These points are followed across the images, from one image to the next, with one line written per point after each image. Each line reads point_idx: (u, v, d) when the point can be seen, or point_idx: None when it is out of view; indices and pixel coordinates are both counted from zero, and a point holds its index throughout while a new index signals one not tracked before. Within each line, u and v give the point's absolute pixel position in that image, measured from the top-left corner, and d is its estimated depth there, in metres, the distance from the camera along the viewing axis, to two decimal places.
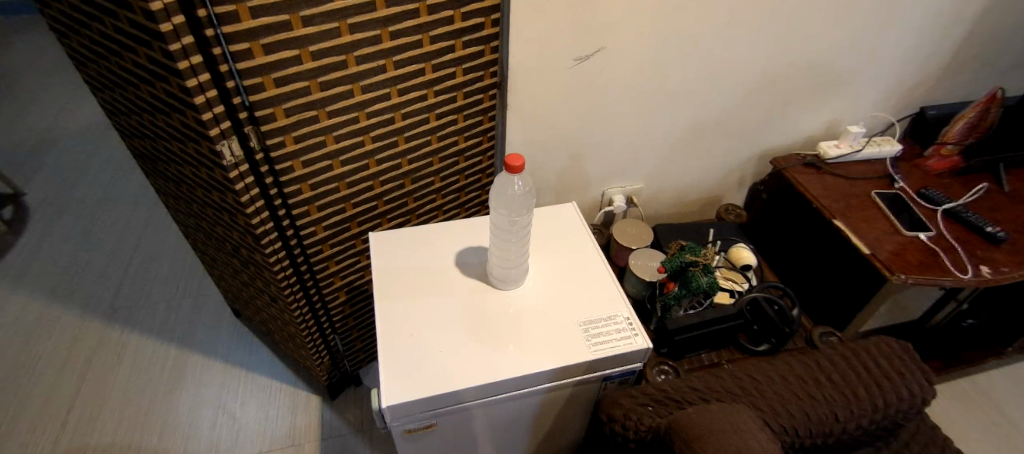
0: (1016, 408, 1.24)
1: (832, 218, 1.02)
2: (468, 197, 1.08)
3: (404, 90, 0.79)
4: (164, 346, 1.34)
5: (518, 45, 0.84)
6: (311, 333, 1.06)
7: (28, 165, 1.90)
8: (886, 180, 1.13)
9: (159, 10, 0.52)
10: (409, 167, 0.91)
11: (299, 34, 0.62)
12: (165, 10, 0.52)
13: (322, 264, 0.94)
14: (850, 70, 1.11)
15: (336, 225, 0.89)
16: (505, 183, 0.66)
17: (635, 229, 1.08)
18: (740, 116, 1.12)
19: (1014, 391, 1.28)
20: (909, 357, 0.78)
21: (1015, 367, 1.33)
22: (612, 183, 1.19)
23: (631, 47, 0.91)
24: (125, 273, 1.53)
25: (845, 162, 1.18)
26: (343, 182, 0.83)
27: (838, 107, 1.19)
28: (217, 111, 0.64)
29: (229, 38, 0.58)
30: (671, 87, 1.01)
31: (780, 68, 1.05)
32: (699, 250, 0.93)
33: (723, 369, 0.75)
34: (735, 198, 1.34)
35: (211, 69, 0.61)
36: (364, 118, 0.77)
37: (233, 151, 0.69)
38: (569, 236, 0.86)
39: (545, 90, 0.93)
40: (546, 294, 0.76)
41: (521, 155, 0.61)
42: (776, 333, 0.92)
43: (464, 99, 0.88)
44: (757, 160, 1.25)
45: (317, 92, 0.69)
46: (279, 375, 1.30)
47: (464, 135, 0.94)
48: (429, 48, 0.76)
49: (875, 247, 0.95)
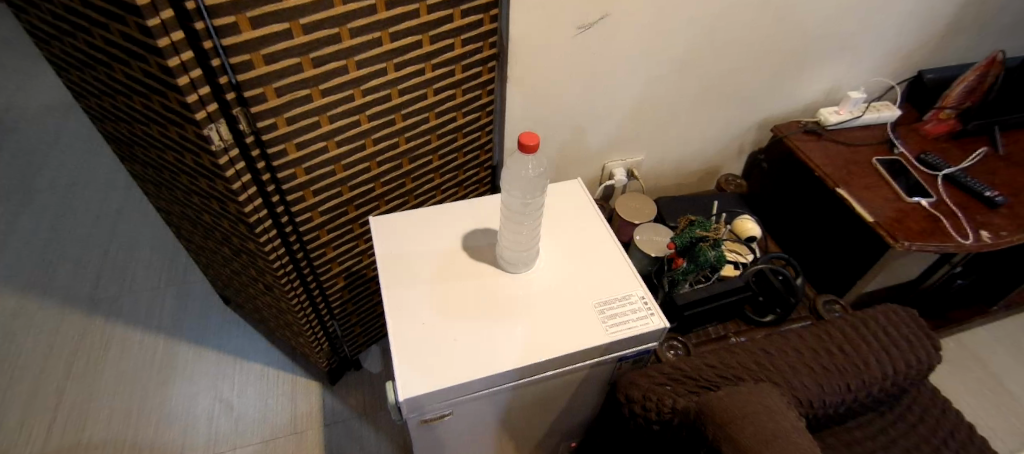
0: (998, 364, 1.30)
1: (836, 186, 1.01)
2: (467, 175, 1.04)
3: (401, 65, 0.74)
4: (152, 337, 1.29)
5: (520, 14, 0.78)
6: (310, 320, 1.03)
7: None
8: (885, 146, 1.13)
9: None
10: (407, 145, 0.87)
11: (289, 5, 0.57)
12: None
13: (319, 250, 0.89)
14: (854, 33, 1.08)
15: (333, 209, 0.85)
16: (520, 165, 0.64)
17: (638, 203, 1.06)
18: (742, 84, 1.09)
19: (994, 347, 1.34)
20: (915, 325, 0.80)
21: (998, 325, 1.38)
22: (613, 156, 1.16)
23: (637, 14, 0.86)
24: (104, 262, 1.45)
25: (846, 128, 1.17)
26: (339, 165, 0.79)
27: (840, 72, 1.17)
28: (203, 92, 0.58)
29: (212, 11, 0.52)
30: (676, 55, 0.97)
31: (786, 33, 1.01)
32: (707, 225, 0.93)
33: (738, 344, 0.76)
34: (734, 167, 1.32)
35: (193, 46, 0.55)
36: (360, 96, 0.73)
37: (223, 135, 0.64)
38: (577, 213, 0.84)
39: (547, 61, 0.88)
40: (559, 277, 0.74)
41: (536, 134, 0.57)
42: (782, 303, 0.93)
43: (463, 72, 0.84)
44: (757, 129, 1.23)
45: (309, 68, 0.64)
46: (276, 362, 1.27)
47: (462, 110, 0.90)
48: (426, 18, 0.71)
49: (878, 216, 0.95)
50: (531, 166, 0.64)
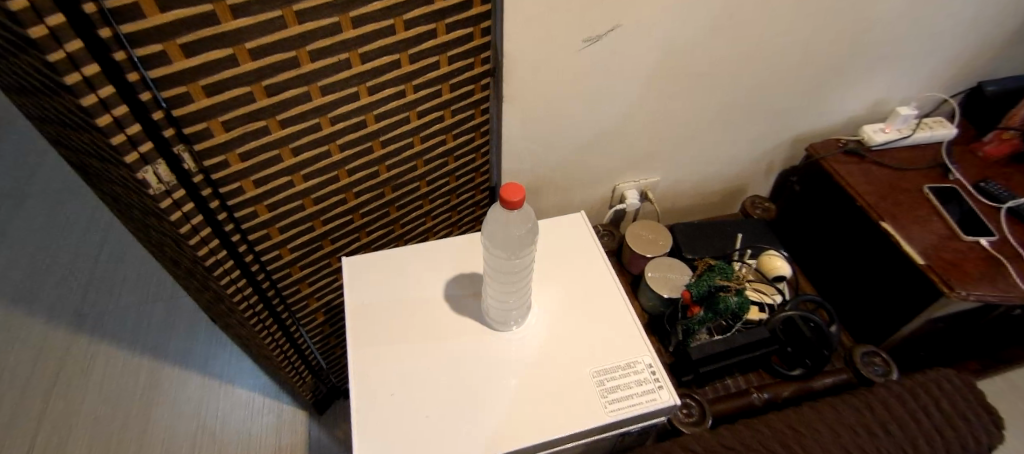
0: None
1: (880, 220, 0.89)
2: (461, 199, 0.95)
3: (376, 87, 0.64)
4: (138, 357, 1.24)
5: (516, 27, 0.67)
6: (290, 355, 0.95)
7: None
8: (939, 171, 0.99)
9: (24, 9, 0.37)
10: (389, 174, 0.77)
11: (230, 27, 0.47)
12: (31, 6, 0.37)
13: (292, 287, 0.82)
14: (908, 41, 0.94)
15: (305, 245, 0.77)
16: (498, 222, 0.52)
17: (651, 233, 0.94)
18: (775, 99, 0.97)
19: None
20: (973, 398, 0.69)
21: None
22: (625, 177, 1.04)
23: (655, 22, 0.74)
24: (95, 273, 1.40)
25: (892, 148, 1.03)
26: (308, 198, 0.70)
27: (888, 84, 1.03)
28: (132, 131, 0.49)
29: (133, 39, 0.43)
30: (699, 68, 0.85)
31: (828, 42, 0.88)
32: (729, 271, 0.81)
33: (761, 417, 0.67)
34: (762, 186, 1.20)
35: (115, 78, 0.46)
36: (328, 124, 0.63)
37: (162, 176, 0.54)
38: (577, 255, 0.74)
39: (550, 77, 0.77)
40: (553, 337, 0.65)
41: (520, 187, 0.47)
42: (813, 354, 0.82)
43: (452, 92, 0.74)
44: (789, 146, 1.10)
45: (263, 97, 0.55)
46: (262, 387, 1.20)
47: (452, 133, 0.80)
48: (404, 35, 0.61)
49: (931, 257, 0.83)
50: (519, 223, 0.52)
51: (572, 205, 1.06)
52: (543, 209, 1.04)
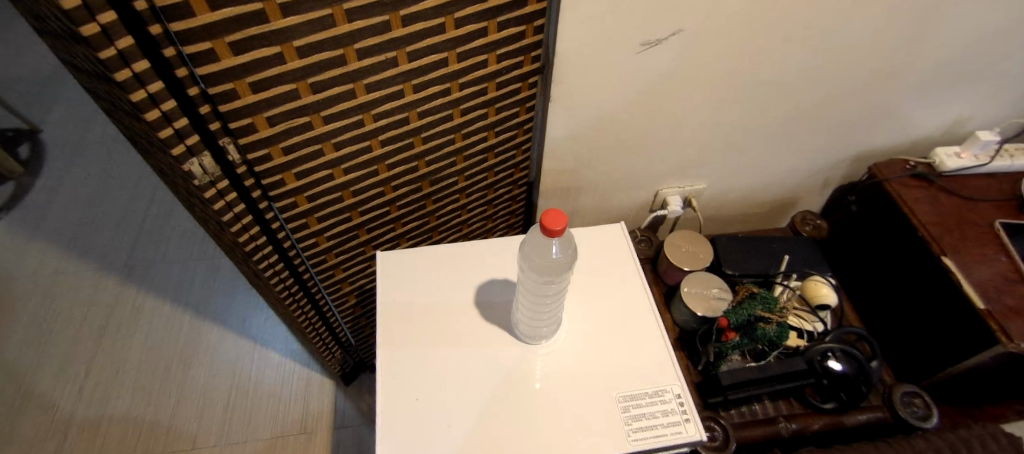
0: None
1: (941, 254, 0.83)
2: (498, 194, 0.94)
3: (420, 85, 0.64)
4: (178, 313, 1.30)
5: (570, 28, 0.63)
6: (321, 332, 0.98)
7: (32, 91, 1.73)
8: (1015, 205, 0.91)
9: (78, 7, 0.38)
10: (427, 168, 0.77)
11: (278, 26, 0.48)
12: (83, 5, 0.38)
13: (327, 272, 0.85)
14: (1002, 60, 0.84)
15: (340, 234, 0.78)
16: (539, 247, 0.53)
17: (691, 246, 0.89)
18: (841, 114, 0.90)
19: None
20: None
21: None
22: (669, 183, 1.00)
23: (723, 28, 0.68)
24: (141, 227, 1.46)
25: (966, 176, 0.95)
26: (347, 191, 0.71)
27: (970, 105, 0.94)
28: (179, 125, 0.51)
29: (182, 37, 0.45)
30: (763, 79, 0.78)
31: (910, 57, 0.80)
32: (772, 301, 0.79)
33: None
34: (813, 200, 1.14)
35: (164, 74, 0.48)
36: (370, 121, 0.63)
37: (207, 168, 0.56)
38: (612, 269, 0.72)
39: (600, 82, 0.73)
40: (580, 354, 0.64)
41: (563, 216, 0.48)
42: (850, 389, 0.78)
43: (497, 90, 0.72)
44: (849, 162, 1.03)
45: (308, 94, 0.56)
46: (293, 354, 1.25)
47: (495, 129, 0.78)
48: (453, 33, 0.60)
49: (993, 302, 0.77)
50: (559, 250, 0.53)
51: (610, 207, 1.03)
52: (580, 209, 1.02)
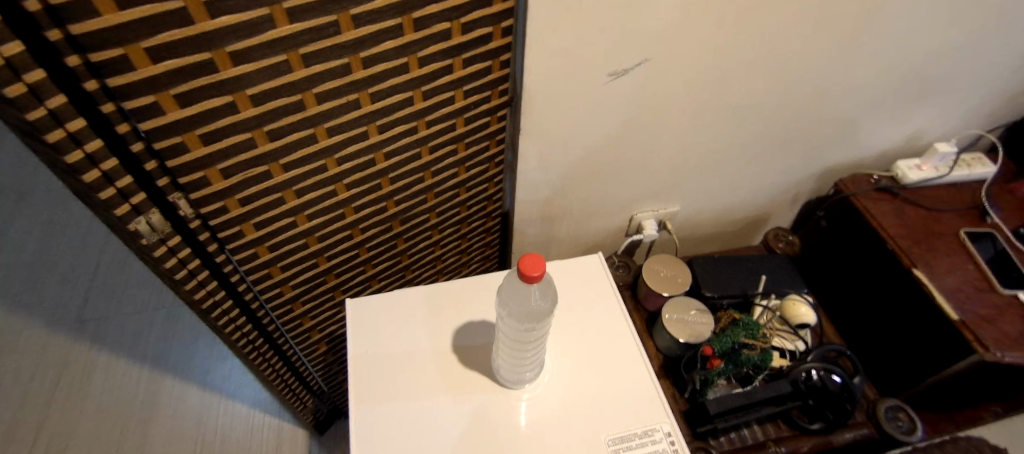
0: None
1: (912, 267, 0.85)
2: (472, 227, 0.93)
3: (386, 126, 0.62)
4: (137, 366, 1.23)
5: (536, 63, 0.62)
6: (291, 382, 0.94)
7: None
8: (976, 213, 0.94)
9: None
10: (397, 207, 0.75)
11: (229, 75, 0.45)
12: (7, 66, 0.35)
13: (294, 321, 0.81)
14: (952, 76, 0.88)
15: (308, 281, 0.76)
16: (521, 294, 0.52)
17: (669, 270, 0.89)
18: (805, 132, 0.91)
19: None
20: None
21: None
22: (643, 208, 1.00)
23: (691, 55, 0.68)
24: (95, 275, 1.38)
25: (927, 187, 0.98)
26: (312, 237, 0.69)
27: (925, 118, 0.97)
28: (122, 184, 0.48)
29: (122, 92, 0.42)
30: (730, 103, 0.79)
31: (867, 77, 0.83)
32: (755, 328, 0.81)
33: None
34: (783, 215, 1.16)
35: (104, 132, 0.44)
36: (334, 165, 0.62)
37: (155, 226, 0.53)
38: (592, 302, 0.70)
39: (570, 114, 0.72)
40: (564, 395, 0.62)
41: (541, 261, 0.48)
42: (835, 407, 0.78)
43: (466, 125, 0.71)
44: (816, 178, 1.05)
45: (265, 143, 0.54)
46: (263, 403, 1.20)
47: (465, 165, 0.78)
48: (418, 72, 0.58)
49: (966, 312, 0.78)
50: (538, 299, 0.53)
51: (586, 233, 1.02)
52: (556, 237, 1.01)
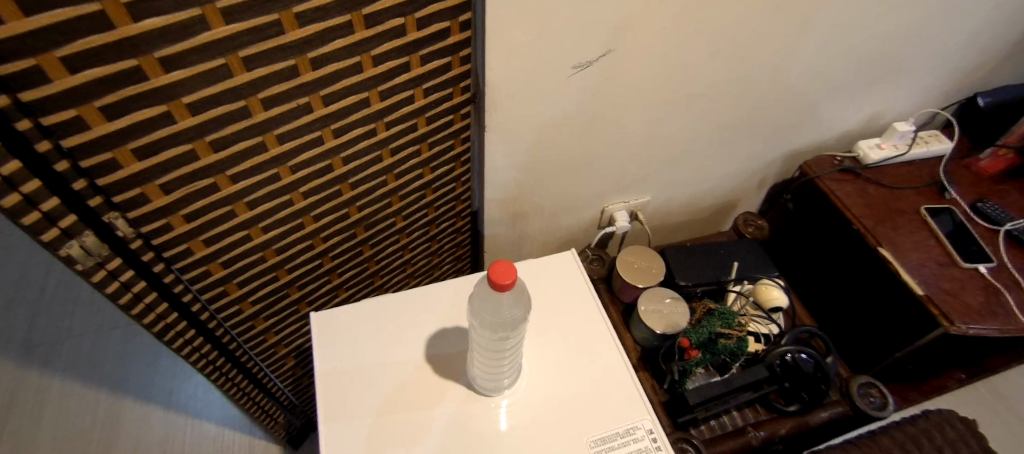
0: (1013, 413, 1.23)
1: (878, 245, 0.87)
2: (441, 228, 0.90)
3: (342, 129, 0.59)
4: (93, 390, 1.16)
5: (499, 58, 0.60)
6: (259, 400, 0.90)
7: None
8: (935, 189, 0.96)
9: None
10: (360, 213, 0.72)
11: (160, 83, 0.41)
12: None
13: (257, 338, 0.78)
14: (909, 56, 0.90)
15: (268, 296, 0.72)
16: (494, 302, 0.51)
17: (643, 261, 0.88)
18: (771, 116, 0.92)
19: (1009, 393, 1.26)
20: (976, 444, 0.71)
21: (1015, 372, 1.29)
22: (614, 200, 0.99)
23: (656, 45, 0.67)
24: (41, 297, 1.29)
25: (888, 165, 1.00)
26: (269, 250, 0.66)
27: (884, 98, 0.99)
28: (49, 207, 0.43)
29: (37, 107, 0.38)
30: (698, 91, 0.79)
31: (830, 60, 0.83)
32: (731, 317, 0.81)
33: None
34: (751, 200, 1.17)
35: (20, 151, 0.40)
36: (288, 174, 0.59)
37: (90, 249, 0.49)
38: (566, 301, 0.69)
39: (536, 108, 0.70)
40: (543, 398, 0.60)
41: (513, 269, 0.46)
42: (810, 387, 0.79)
43: (427, 125, 0.68)
44: (781, 162, 1.06)
45: (208, 154, 0.50)
46: (232, 420, 1.15)
47: (430, 166, 0.75)
48: (372, 71, 0.55)
49: (930, 287, 0.80)
50: (511, 306, 0.51)
51: (558, 228, 1.01)
52: (528, 234, 0.99)
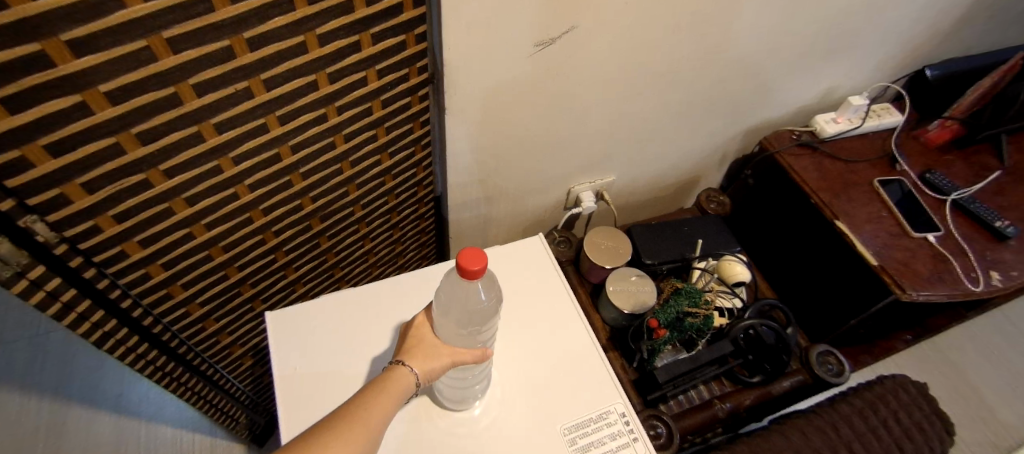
0: (949, 369, 1.32)
1: (834, 219, 0.89)
2: (402, 216, 0.87)
3: (288, 116, 0.55)
4: (29, 401, 1.08)
5: (457, 36, 0.56)
6: (217, 401, 0.87)
7: None
8: (886, 161, 1.00)
9: None
10: (314, 204, 0.69)
11: (71, 70, 0.37)
12: None
13: (211, 339, 0.74)
14: (865, 28, 0.91)
15: (218, 296, 0.69)
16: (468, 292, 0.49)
17: (611, 241, 0.88)
18: (733, 92, 0.92)
19: (946, 350, 1.35)
20: (926, 406, 0.76)
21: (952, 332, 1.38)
22: (580, 180, 0.98)
23: (621, 20, 0.65)
24: None
25: (844, 139, 1.03)
26: (215, 248, 0.62)
27: (840, 73, 1.01)
28: None
29: None
30: (662, 68, 0.77)
31: (791, 34, 0.83)
32: (697, 295, 0.82)
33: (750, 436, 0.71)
34: (713, 176, 1.18)
35: None
36: (230, 165, 0.54)
37: (6, 258, 0.44)
38: (536, 288, 0.68)
39: (498, 89, 0.67)
40: (514, 386, 0.59)
41: (482, 256, 0.44)
42: (772, 358, 0.82)
43: (383, 109, 0.64)
44: (742, 137, 1.08)
45: (135, 148, 0.46)
46: (190, 422, 1.12)
47: (388, 151, 0.71)
48: (318, 52, 0.51)
49: (884, 258, 0.83)
50: (481, 297, 0.50)
51: (523, 211, 1.00)
52: (493, 218, 0.97)
